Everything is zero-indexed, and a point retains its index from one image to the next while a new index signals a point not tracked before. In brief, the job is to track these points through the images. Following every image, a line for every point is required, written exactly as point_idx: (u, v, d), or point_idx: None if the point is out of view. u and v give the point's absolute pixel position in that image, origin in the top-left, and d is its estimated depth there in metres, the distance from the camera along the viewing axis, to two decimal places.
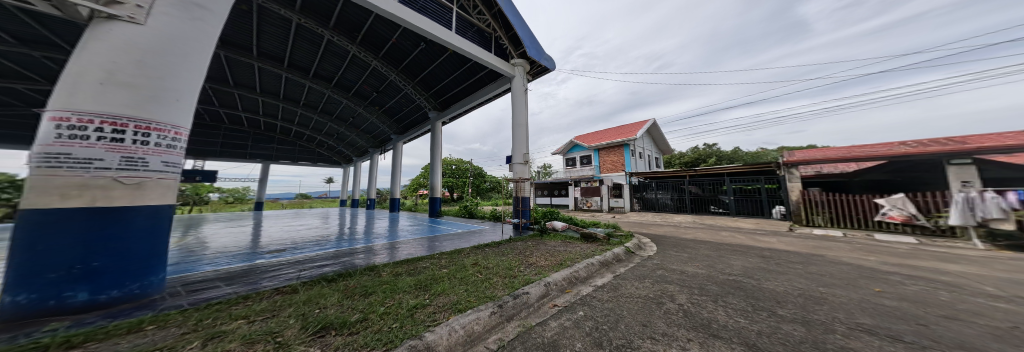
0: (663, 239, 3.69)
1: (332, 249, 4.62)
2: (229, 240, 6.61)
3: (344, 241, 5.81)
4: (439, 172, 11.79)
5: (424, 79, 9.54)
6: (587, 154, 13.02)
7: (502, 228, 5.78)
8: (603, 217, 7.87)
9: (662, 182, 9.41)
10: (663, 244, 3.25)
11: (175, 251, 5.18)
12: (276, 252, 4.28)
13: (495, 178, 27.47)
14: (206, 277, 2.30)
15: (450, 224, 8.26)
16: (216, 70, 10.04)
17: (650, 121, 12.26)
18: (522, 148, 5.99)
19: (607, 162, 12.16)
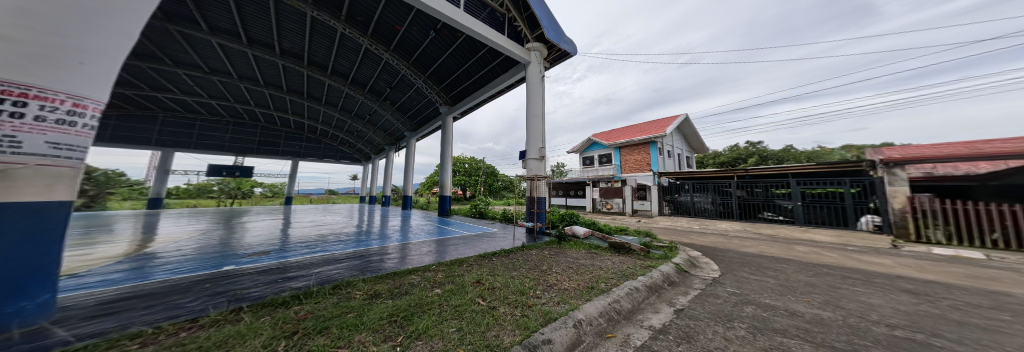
0: (722, 253, 2.86)
1: (340, 249, 4.25)
2: (257, 233, 6.72)
3: (358, 240, 5.50)
4: (450, 170, 11.37)
5: (435, 72, 9.16)
6: (607, 152, 12.11)
7: (513, 233, 5.09)
8: (628, 220, 7.00)
9: (701, 184, 8.37)
10: (725, 262, 2.42)
11: (207, 242, 5.29)
12: (273, 255, 3.88)
13: (507, 178, 26.96)
14: (135, 295, 1.81)
15: (459, 225, 7.67)
16: (246, 71, 10.43)
17: (681, 116, 11.12)
18: (537, 142, 5.32)
19: (632, 161, 11.19)
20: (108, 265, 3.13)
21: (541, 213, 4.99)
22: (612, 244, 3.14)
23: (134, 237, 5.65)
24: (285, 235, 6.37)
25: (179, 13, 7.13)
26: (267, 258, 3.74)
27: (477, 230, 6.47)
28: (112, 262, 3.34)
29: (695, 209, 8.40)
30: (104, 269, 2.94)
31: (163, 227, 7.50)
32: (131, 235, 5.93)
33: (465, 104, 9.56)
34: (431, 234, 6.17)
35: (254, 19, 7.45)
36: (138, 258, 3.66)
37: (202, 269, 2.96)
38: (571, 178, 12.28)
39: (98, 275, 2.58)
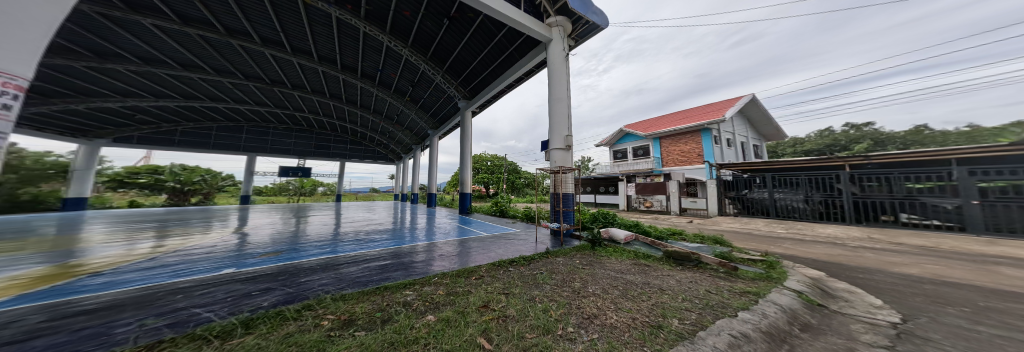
0: (865, 284, 1.89)
1: (364, 249, 4.07)
2: (317, 228, 7.27)
3: (399, 238, 5.39)
4: (469, 166, 11.11)
5: (453, 65, 8.89)
6: (645, 143, 10.73)
7: (536, 234, 4.47)
8: (674, 220, 5.90)
9: (786, 177, 6.73)
10: (882, 305, 1.48)
11: (269, 237, 5.73)
12: (294, 256, 3.70)
13: (529, 174, 26.26)
14: (85, 319, 1.54)
15: (479, 224, 7.22)
16: (295, 80, 11.26)
17: (749, 96, 9.40)
18: (562, 129, 4.59)
19: (677, 152, 9.79)
20: (148, 272, 3.11)
21: (569, 212, 4.27)
22: (669, 253, 2.34)
23: (213, 231, 6.46)
24: (322, 233, 6.44)
25: (238, 28, 7.74)
26: (294, 257, 3.70)
27: (497, 230, 5.93)
28: (155, 267, 3.38)
29: (775, 208, 6.80)
30: (144, 275, 2.88)
31: (254, 220, 8.89)
32: (224, 231, 6.50)
33: (484, 96, 9.15)
34: (454, 233, 5.76)
35: (290, 29, 7.87)
36: (182, 264, 3.67)
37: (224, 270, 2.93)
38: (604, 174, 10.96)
39: (122, 283, 2.49)
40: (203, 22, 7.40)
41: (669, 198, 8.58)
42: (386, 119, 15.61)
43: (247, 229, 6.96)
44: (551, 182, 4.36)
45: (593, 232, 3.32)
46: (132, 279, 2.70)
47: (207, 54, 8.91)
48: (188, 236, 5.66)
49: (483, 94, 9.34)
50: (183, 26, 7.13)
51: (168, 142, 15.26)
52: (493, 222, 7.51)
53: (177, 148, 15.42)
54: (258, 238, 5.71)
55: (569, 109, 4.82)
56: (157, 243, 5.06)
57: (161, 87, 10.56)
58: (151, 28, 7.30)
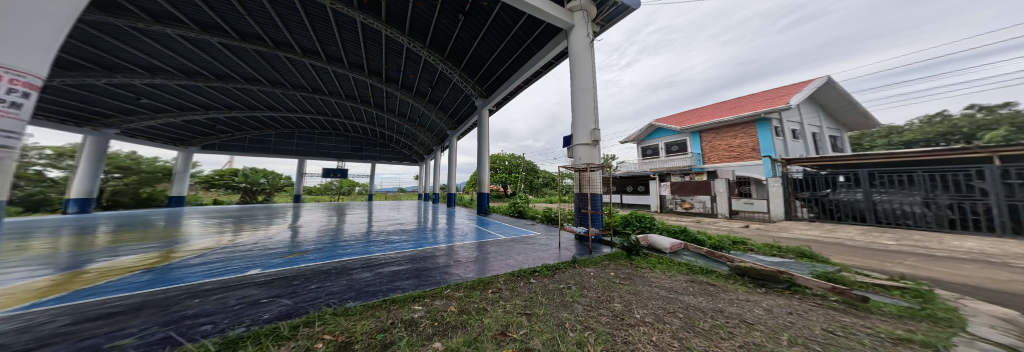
0: None
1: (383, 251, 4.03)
2: (349, 230, 7.71)
3: (421, 239, 5.38)
4: (487, 166, 10.98)
5: (470, 63, 8.87)
6: (681, 138, 9.76)
7: (560, 238, 4.07)
8: (721, 224, 5.10)
9: (884, 175, 5.43)
10: None
11: (304, 239, 6.08)
12: (319, 256, 3.75)
13: (548, 174, 25.64)
14: (100, 323, 1.51)
15: (497, 225, 6.98)
16: (330, 86, 12.12)
17: (823, 79, 7.99)
18: (587, 123, 4.14)
19: (724, 146, 8.69)
20: (198, 268, 3.34)
21: (598, 216, 3.77)
22: (753, 273, 1.87)
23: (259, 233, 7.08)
24: (352, 234, 6.70)
25: (281, 40, 8.42)
26: (317, 257, 3.75)
27: (516, 232, 5.66)
28: (205, 264, 3.64)
29: (874, 213, 5.49)
30: (193, 272, 3.07)
31: (307, 223, 9.99)
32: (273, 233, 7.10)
33: (502, 93, 8.95)
34: (471, 234, 5.58)
35: (321, 38, 8.41)
36: (220, 261, 3.91)
37: (251, 269, 3.00)
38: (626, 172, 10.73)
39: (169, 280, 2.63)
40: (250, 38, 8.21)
41: (714, 200, 7.49)
42: (408, 122, 16.22)
43: (289, 230, 7.58)
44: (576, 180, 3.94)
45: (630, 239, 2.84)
46: (183, 276, 2.87)
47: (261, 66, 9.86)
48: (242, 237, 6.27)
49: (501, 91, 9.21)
50: (235, 41, 7.96)
51: (239, 148, 18.17)
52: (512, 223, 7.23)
53: (248, 152, 18.30)
54: (298, 238, 6.07)
55: (595, 100, 4.35)
56: (215, 243, 5.67)
57: (223, 100, 11.99)
58: (211, 45, 8.27)
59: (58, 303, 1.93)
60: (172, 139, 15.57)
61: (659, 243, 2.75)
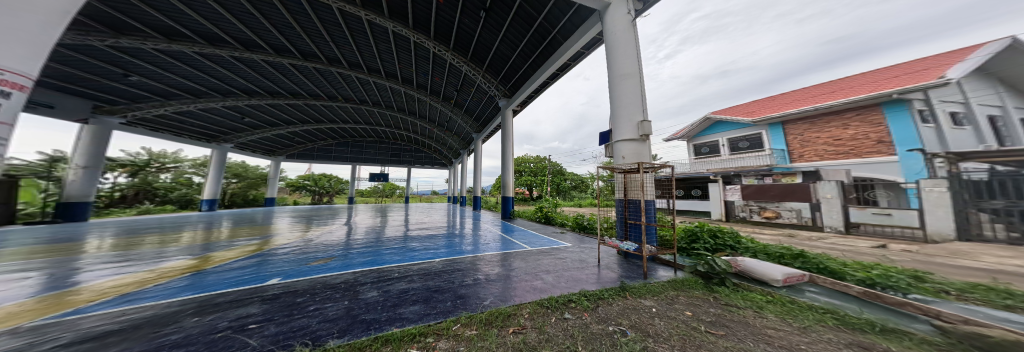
0: None
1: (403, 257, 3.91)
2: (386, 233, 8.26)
3: (446, 243, 5.28)
4: (511, 169, 10.68)
5: (492, 63, 9.25)
6: (755, 133, 8.50)
7: (601, 252, 3.36)
8: (816, 240, 3.86)
9: None
10: None
11: (343, 245, 6.55)
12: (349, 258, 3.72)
13: (577, 176, 24.37)
14: (90, 332, 1.35)
15: (522, 232, 6.56)
16: (378, 92, 13.91)
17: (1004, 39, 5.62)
18: (632, 113, 3.26)
19: (826, 138, 6.83)
20: (248, 269, 3.50)
21: (652, 228, 2.93)
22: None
23: (310, 239, 7.99)
24: (384, 240, 6.88)
25: (335, 53, 10.08)
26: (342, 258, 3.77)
27: (543, 240, 5.18)
28: (254, 266, 3.86)
29: None
30: (240, 272, 3.19)
31: (357, 223, 11.32)
32: (323, 239, 7.94)
33: (528, 86, 8.81)
34: (497, 242, 5.22)
35: (362, 52, 9.89)
36: (265, 261, 4.24)
37: (277, 270, 3.06)
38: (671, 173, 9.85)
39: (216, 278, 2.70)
40: (310, 56, 10.52)
41: (815, 209, 5.76)
42: (437, 126, 17.33)
43: (337, 235, 8.49)
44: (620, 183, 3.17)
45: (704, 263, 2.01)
46: (231, 274, 2.97)
47: (331, 76, 12.13)
48: (299, 244, 7.15)
49: (525, 88, 9.34)
50: (299, 60, 10.34)
51: (311, 156, 22.65)
52: (538, 230, 6.72)
53: (322, 159, 22.75)
54: (339, 246, 6.40)
55: (643, 84, 3.47)
56: (277, 249, 6.50)
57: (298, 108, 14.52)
58: (283, 64, 10.94)
59: (112, 298, 1.96)
60: (268, 149, 20.30)
61: (760, 272, 1.91)
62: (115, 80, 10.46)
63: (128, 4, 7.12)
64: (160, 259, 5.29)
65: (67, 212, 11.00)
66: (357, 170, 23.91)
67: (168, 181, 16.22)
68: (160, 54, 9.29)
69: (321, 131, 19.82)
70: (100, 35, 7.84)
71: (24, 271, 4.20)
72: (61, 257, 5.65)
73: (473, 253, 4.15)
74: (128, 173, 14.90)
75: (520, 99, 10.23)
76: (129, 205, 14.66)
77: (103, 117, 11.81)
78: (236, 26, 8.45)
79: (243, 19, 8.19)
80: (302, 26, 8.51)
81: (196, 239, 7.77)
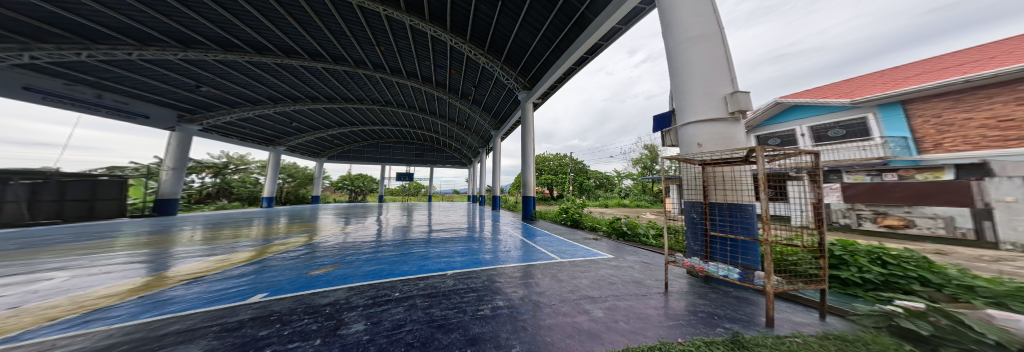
0: None
1: (415, 259, 3.50)
2: (406, 233, 8.23)
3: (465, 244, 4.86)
4: (532, 166, 10.01)
5: (510, 53, 8.96)
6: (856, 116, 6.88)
7: (662, 270, 2.54)
8: (974, 262, 2.69)
9: None
10: None
11: (365, 244, 6.54)
12: (356, 261, 3.36)
13: (601, 175, 22.98)
14: None
15: (546, 236, 5.92)
16: (399, 93, 14.28)
17: None
18: (707, 84, 2.36)
19: (985, 119, 5.16)
20: (261, 271, 3.38)
21: (752, 244, 2.01)
22: None
23: (339, 235, 8.29)
24: (401, 241, 6.62)
25: (358, 55, 10.44)
26: (350, 261, 3.45)
27: (571, 247, 4.50)
28: (269, 267, 3.74)
29: None
30: (246, 276, 2.93)
31: (383, 221, 11.69)
32: (349, 235, 8.17)
33: (551, 74, 8.22)
34: (518, 249, 4.62)
35: (385, 52, 9.99)
36: (285, 262, 4.19)
37: (282, 275, 2.82)
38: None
39: (213, 285, 2.41)
40: (340, 59, 10.85)
41: (982, 217, 4.27)
42: (456, 125, 17.41)
43: (363, 232, 8.74)
44: (697, 179, 2.31)
45: (936, 316, 1.10)
46: (237, 279, 2.73)
47: (356, 79, 12.64)
48: (328, 240, 7.38)
49: (546, 79, 8.83)
50: (330, 64, 10.70)
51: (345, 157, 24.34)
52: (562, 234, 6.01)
53: (353, 160, 24.26)
54: (359, 246, 6.27)
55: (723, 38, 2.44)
56: (308, 245, 6.74)
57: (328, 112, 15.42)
58: (317, 69, 11.46)
59: (70, 318, 1.66)
60: (312, 152, 21.98)
61: None
62: (189, 91, 11.77)
63: (190, 18, 7.76)
64: (208, 254, 5.69)
65: (161, 207, 13.01)
66: (385, 170, 25.09)
67: (239, 178, 19.11)
68: (221, 65, 10.24)
69: (352, 134, 21.04)
70: (173, 49, 8.77)
71: (100, 261, 4.70)
72: (141, 246, 6.43)
73: (494, 261, 3.52)
74: (214, 174, 18.05)
75: (540, 92, 9.71)
76: (211, 201, 17.53)
77: (186, 125, 13.47)
78: (276, 34, 8.89)
79: (280, 26, 8.59)
80: (329, 28, 8.65)
81: (251, 234, 8.50)
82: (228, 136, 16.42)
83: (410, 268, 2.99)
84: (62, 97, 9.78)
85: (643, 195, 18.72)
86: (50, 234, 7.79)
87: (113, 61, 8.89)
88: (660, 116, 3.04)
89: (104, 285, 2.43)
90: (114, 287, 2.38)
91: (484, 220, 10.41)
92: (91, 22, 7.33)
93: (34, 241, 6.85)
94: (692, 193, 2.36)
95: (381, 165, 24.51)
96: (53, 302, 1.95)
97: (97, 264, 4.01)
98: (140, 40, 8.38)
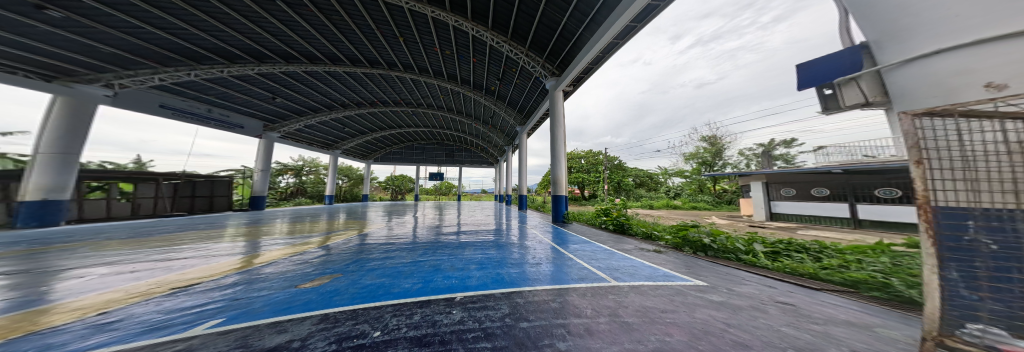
0: None
1: (424, 268, 2.89)
2: (433, 231, 7.98)
3: (486, 248, 4.16)
4: (563, 163, 8.94)
5: (537, 37, 8.18)
6: None
7: (826, 321, 1.38)
8: None
9: None
10: None
11: (392, 242, 6.37)
12: (360, 266, 2.89)
13: (641, 172, 20.50)
14: None
15: (583, 242, 4.90)
16: (428, 95, 14.68)
17: None
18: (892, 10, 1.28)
19: None
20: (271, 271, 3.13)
21: None
22: None
23: (374, 231, 8.44)
24: (426, 240, 6.22)
25: (388, 58, 10.80)
26: (354, 265, 3.00)
27: (619, 257, 3.44)
28: (283, 267, 3.51)
29: None
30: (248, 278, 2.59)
31: (418, 219, 11.92)
32: (382, 232, 8.26)
33: (586, 54, 7.20)
34: (548, 257, 3.72)
35: (413, 50, 10.11)
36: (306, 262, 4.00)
37: (277, 280, 2.43)
38: (800, 169, 6.84)
39: (200, 294, 1.99)
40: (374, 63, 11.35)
41: None
42: (482, 123, 17.27)
43: (396, 229, 8.84)
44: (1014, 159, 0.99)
45: None
46: (239, 280, 2.36)
47: (390, 83, 13.28)
48: (361, 236, 7.48)
49: (577, 62, 7.79)
50: (367, 68, 11.23)
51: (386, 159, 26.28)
52: (603, 242, 4.90)
53: (393, 161, 26.03)
54: (386, 244, 6.03)
55: None
56: (344, 240, 6.89)
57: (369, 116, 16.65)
58: (358, 75, 12.17)
59: None
60: (362, 155, 24.09)
61: None
62: (267, 102, 13.58)
63: (256, 32, 8.61)
64: (259, 246, 6.08)
65: (253, 202, 15.88)
66: (420, 170, 26.35)
67: (311, 179, 21.95)
68: (285, 77, 11.46)
69: (391, 137, 22.52)
70: (250, 65, 10.03)
71: (176, 250, 5.24)
72: (217, 236, 7.33)
73: (521, 279, 2.64)
74: (293, 175, 21.19)
75: (569, 78, 8.70)
76: (291, 199, 20.70)
77: (269, 132, 15.54)
78: (322, 42, 9.49)
79: (324, 34, 9.10)
80: (364, 32, 8.95)
81: (303, 228, 9.24)
82: (300, 142, 18.59)
83: (415, 285, 2.38)
84: (185, 112, 11.74)
85: (698, 195, 15.87)
86: (170, 225, 9.55)
87: (210, 79, 10.60)
88: (821, 61, 1.81)
89: (109, 291, 2.14)
90: (114, 292, 2.09)
91: (509, 220, 9.72)
92: (192, 46, 8.66)
93: (152, 230, 8.24)
94: (989, 190, 1.07)
95: (417, 165, 25.79)
96: (25, 315, 1.71)
97: (162, 257, 4.22)
98: (228, 58, 9.78)
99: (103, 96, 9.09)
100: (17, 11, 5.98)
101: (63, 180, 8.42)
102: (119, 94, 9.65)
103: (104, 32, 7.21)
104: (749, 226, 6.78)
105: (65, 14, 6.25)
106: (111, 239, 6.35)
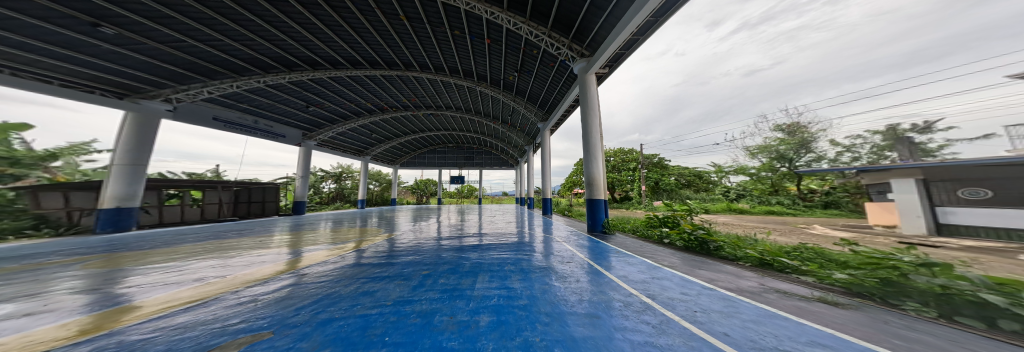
0: None
1: (403, 326, 1.70)
2: (454, 237, 7.03)
3: (510, 275, 2.87)
4: (599, 159, 7.37)
5: (562, 12, 6.87)
6: None
7: None
8: None
9: None
10: None
11: (405, 250, 5.55)
12: (310, 315, 1.85)
13: (689, 170, 17.63)
14: None
15: (652, 267, 3.35)
16: (447, 96, 14.23)
17: None
18: None
19: None
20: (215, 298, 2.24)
21: None
22: None
23: (393, 236, 7.79)
24: (440, 251, 5.17)
25: (404, 57, 10.41)
26: (306, 310, 1.94)
27: (750, 306, 1.89)
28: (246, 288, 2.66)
29: None
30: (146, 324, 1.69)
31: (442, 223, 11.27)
32: (401, 236, 7.58)
33: (627, 21, 5.67)
34: (606, 299, 2.29)
35: (427, 46, 9.55)
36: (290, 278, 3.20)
37: (157, 340, 1.44)
38: (1003, 158, 4.44)
39: None
40: (392, 64, 11.04)
41: None
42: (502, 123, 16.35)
43: (416, 233, 8.10)
44: None
45: None
46: (90, 351, 1.36)
47: (408, 86, 13.11)
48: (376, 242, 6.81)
49: (614, 35, 6.21)
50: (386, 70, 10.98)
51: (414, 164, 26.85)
52: (678, 268, 3.30)
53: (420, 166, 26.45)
54: (395, 252, 5.13)
55: None
56: (356, 245, 6.28)
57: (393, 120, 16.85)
58: (378, 78, 12.07)
59: None
60: (392, 160, 24.82)
61: None
62: (303, 111, 14.30)
63: (281, 39, 8.69)
64: (272, 250, 5.71)
65: (297, 207, 16.96)
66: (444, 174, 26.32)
67: (349, 185, 23.12)
68: (314, 85, 11.78)
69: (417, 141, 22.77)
70: (281, 73, 10.37)
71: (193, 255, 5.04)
72: (246, 240, 7.33)
73: None
74: (334, 181, 22.50)
75: (603, 58, 7.18)
76: (331, 202, 22.03)
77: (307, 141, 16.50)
78: (341, 45, 9.34)
79: (341, 36, 8.89)
80: (378, 30, 8.57)
81: (329, 233, 9.03)
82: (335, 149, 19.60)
83: None
84: (236, 124, 12.76)
85: (770, 197, 12.78)
86: (218, 229, 10.13)
87: (250, 90, 11.26)
88: None
89: None
90: None
91: (536, 227, 8.35)
92: (230, 57, 9.07)
93: (196, 235, 8.56)
94: None
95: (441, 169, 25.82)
96: None
97: (151, 268, 3.70)
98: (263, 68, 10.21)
99: (164, 110, 9.97)
100: (81, 32, 6.55)
101: (132, 189, 9.27)
102: (178, 109, 10.58)
103: (155, 48, 7.75)
104: (901, 242, 4.61)
105: (117, 30, 6.68)
106: (150, 245, 6.46)
